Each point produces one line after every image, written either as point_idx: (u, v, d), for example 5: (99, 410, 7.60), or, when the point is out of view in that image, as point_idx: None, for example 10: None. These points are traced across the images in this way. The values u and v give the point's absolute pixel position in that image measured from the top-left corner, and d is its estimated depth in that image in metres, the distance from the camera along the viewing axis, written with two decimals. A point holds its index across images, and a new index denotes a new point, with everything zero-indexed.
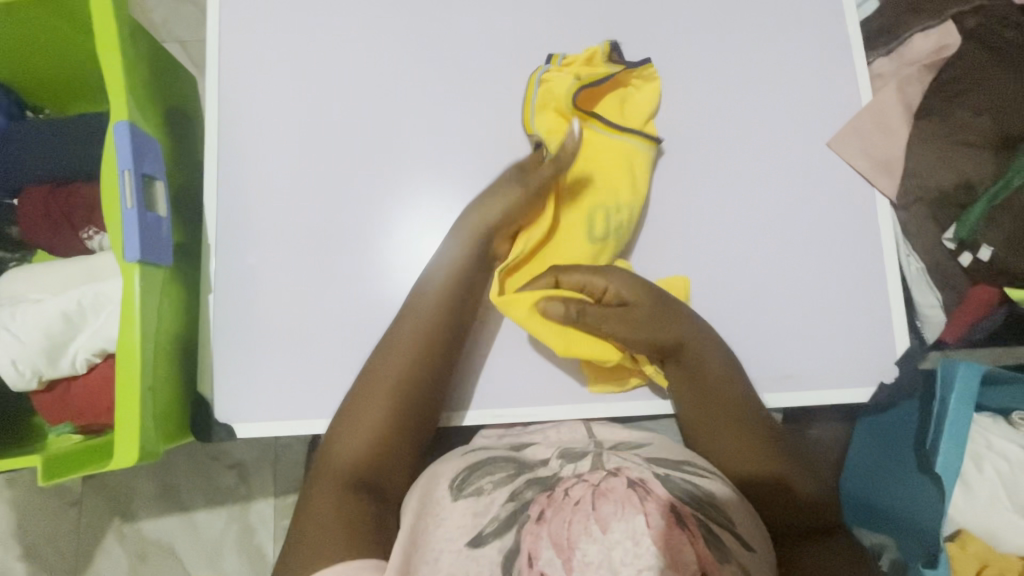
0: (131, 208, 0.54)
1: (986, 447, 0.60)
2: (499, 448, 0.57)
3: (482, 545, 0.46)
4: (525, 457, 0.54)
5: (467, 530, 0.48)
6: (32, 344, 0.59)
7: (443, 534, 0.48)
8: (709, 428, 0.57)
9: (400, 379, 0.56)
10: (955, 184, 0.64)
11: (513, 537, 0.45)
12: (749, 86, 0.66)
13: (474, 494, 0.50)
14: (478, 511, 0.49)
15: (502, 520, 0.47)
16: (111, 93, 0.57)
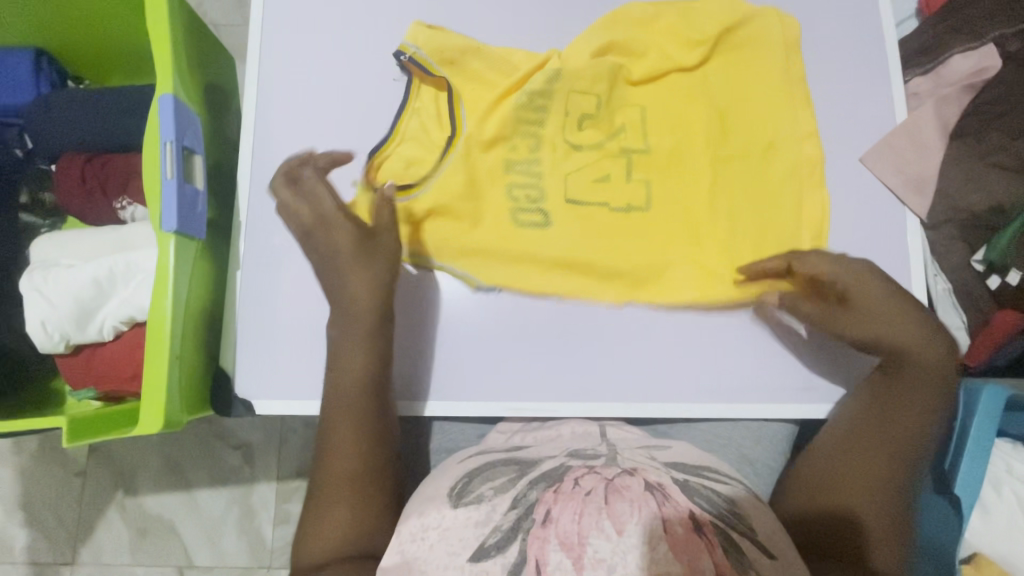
0: (171, 179, 0.55)
1: (1005, 471, 0.60)
2: (495, 450, 0.56)
3: (485, 558, 0.44)
4: (524, 457, 0.54)
5: (470, 544, 0.45)
6: (63, 308, 0.59)
7: (447, 548, 0.45)
8: (859, 460, 0.53)
9: (347, 441, 0.54)
10: (988, 207, 0.64)
11: (518, 549, 0.43)
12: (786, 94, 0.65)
13: (475, 502, 0.48)
14: (479, 519, 0.46)
15: (505, 531, 0.45)
16: (157, 67, 0.58)
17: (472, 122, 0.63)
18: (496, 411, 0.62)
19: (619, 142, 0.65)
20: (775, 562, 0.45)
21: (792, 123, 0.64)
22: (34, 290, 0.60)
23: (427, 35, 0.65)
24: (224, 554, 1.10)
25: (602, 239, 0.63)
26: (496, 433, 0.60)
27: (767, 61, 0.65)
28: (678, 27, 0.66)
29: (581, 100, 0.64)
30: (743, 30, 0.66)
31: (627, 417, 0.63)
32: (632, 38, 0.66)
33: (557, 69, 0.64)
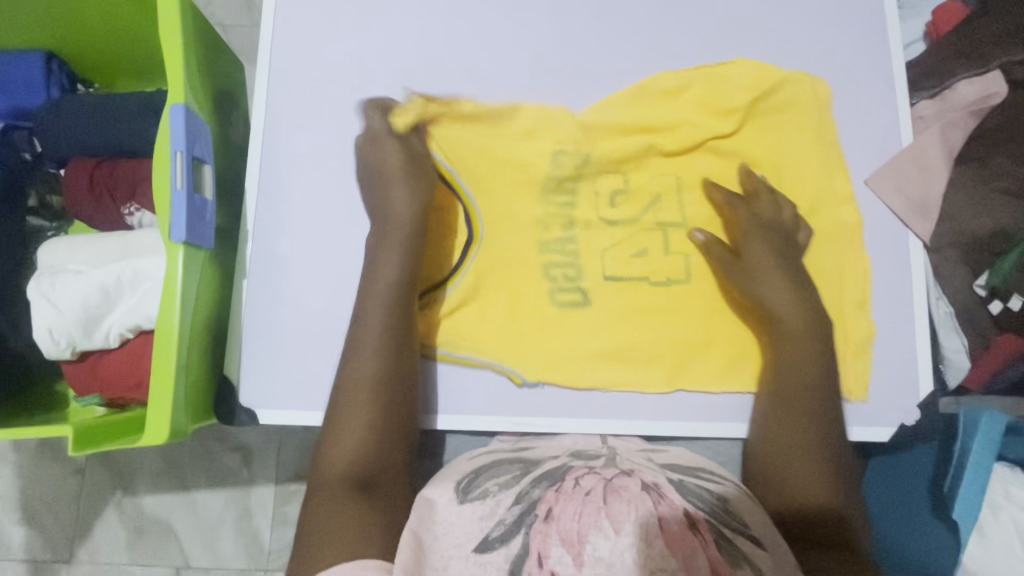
0: (180, 189, 0.55)
1: (1004, 497, 0.60)
2: (501, 452, 0.57)
3: (490, 550, 0.44)
4: (528, 457, 0.55)
5: (474, 535, 0.45)
6: (71, 315, 0.59)
7: (451, 540, 0.46)
8: (786, 455, 0.56)
9: (374, 376, 0.55)
10: (990, 231, 0.64)
11: (521, 541, 0.44)
12: (807, 170, 0.66)
13: (480, 497, 0.49)
14: (485, 513, 0.47)
15: (509, 524, 0.45)
16: (169, 77, 0.58)
17: (500, 206, 0.65)
18: (499, 425, 0.63)
19: (651, 219, 0.66)
20: (771, 555, 0.45)
21: (831, 192, 0.65)
22: (41, 296, 0.60)
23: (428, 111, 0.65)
24: (221, 555, 1.11)
25: (642, 316, 0.64)
26: (498, 442, 0.62)
27: (801, 123, 0.66)
28: (708, 93, 0.66)
29: (609, 181, 0.66)
30: (779, 90, 0.66)
31: (628, 433, 0.64)
32: (649, 114, 0.66)
33: (586, 156, 0.65)
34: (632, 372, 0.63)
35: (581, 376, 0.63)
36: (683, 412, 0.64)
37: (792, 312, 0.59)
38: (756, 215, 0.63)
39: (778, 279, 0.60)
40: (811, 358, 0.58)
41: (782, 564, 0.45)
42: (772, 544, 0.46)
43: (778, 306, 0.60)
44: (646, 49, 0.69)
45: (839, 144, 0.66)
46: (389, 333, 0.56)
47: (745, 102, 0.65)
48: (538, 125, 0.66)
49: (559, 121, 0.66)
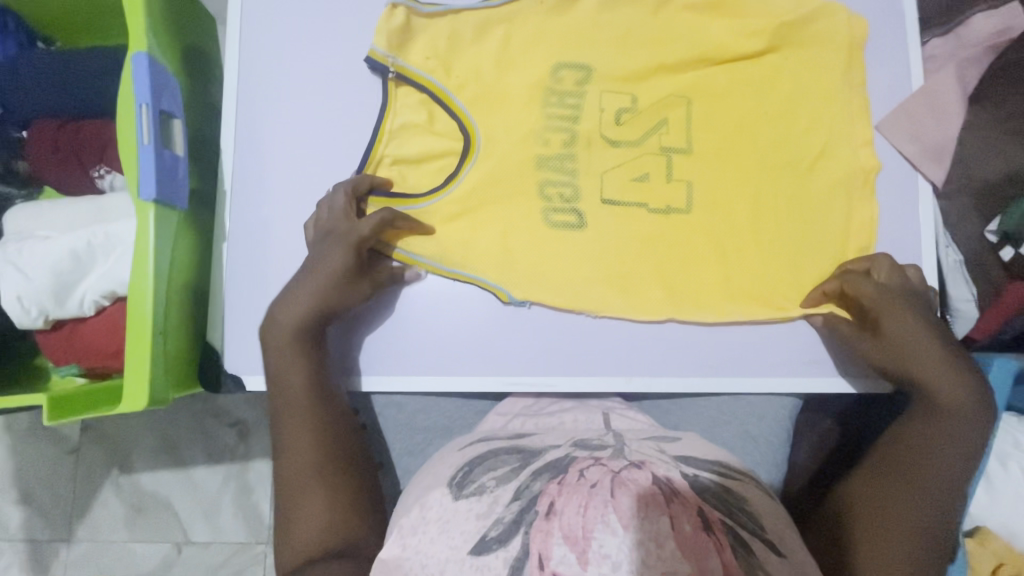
0: (148, 145, 0.51)
1: (1012, 445, 0.59)
2: (498, 439, 0.54)
3: (487, 552, 0.42)
4: (527, 447, 0.52)
5: (471, 536, 0.44)
6: (40, 281, 0.56)
7: (447, 542, 0.44)
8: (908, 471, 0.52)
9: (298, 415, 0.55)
10: (1003, 175, 0.61)
11: (520, 541, 0.42)
12: (820, 95, 0.62)
13: (476, 493, 0.47)
14: (480, 512, 0.45)
15: (507, 523, 0.43)
16: (129, 25, 0.54)
17: (498, 118, 0.62)
18: (498, 386, 0.62)
19: (654, 137, 0.62)
20: (788, 562, 0.43)
21: (847, 135, 0.62)
22: (9, 263, 0.57)
23: (424, 23, 0.62)
24: (221, 530, 1.10)
25: (638, 247, 0.62)
26: (496, 416, 0.60)
27: (824, 61, 0.62)
28: (738, 11, 0.62)
29: (615, 97, 0.63)
30: (808, 23, 0.62)
31: (629, 392, 0.62)
32: (662, 28, 0.63)
33: (592, 64, 0.62)
34: (627, 297, 0.61)
35: (575, 300, 0.61)
36: (670, 341, 0.62)
37: (962, 394, 0.52)
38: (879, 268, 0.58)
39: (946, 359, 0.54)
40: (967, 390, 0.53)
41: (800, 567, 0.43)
42: (790, 552, 0.44)
43: (947, 389, 0.53)
44: None
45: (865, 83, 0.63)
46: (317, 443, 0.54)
47: (764, 20, 0.62)
48: (549, 27, 0.63)
49: (571, 28, 0.63)
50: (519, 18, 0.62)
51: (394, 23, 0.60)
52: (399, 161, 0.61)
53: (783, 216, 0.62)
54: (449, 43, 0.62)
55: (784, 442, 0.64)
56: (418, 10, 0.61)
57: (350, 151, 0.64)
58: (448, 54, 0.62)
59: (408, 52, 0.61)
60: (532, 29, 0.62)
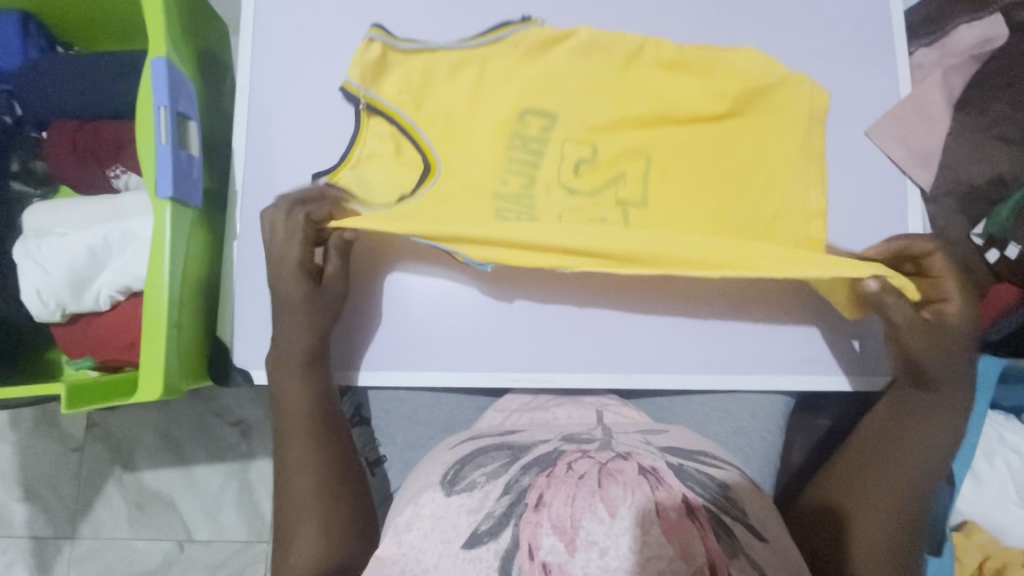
0: (165, 145, 0.54)
1: (998, 441, 0.61)
2: (487, 437, 0.56)
3: (479, 545, 0.44)
4: (516, 442, 0.54)
5: (463, 531, 0.45)
6: (58, 275, 0.59)
7: (440, 537, 0.46)
8: (894, 470, 0.56)
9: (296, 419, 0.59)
10: (987, 179, 0.64)
11: (511, 534, 0.44)
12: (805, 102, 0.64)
13: (467, 489, 0.49)
14: (472, 508, 0.47)
15: (498, 517, 0.45)
16: (149, 31, 0.56)
17: (462, 157, 0.61)
18: (498, 382, 0.63)
19: (609, 186, 0.61)
20: (770, 545, 0.45)
21: (801, 202, 0.61)
22: (29, 258, 0.59)
23: (400, 58, 0.60)
24: (223, 528, 1.11)
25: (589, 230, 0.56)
26: (493, 414, 0.62)
27: (785, 130, 0.61)
28: (710, 74, 0.60)
29: (577, 148, 0.61)
30: (781, 91, 0.60)
31: (626, 390, 0.64)
32: (633, 76, 0.61)
33: (556, 112, 0.61)
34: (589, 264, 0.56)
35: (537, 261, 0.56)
36: (666, 339, 0.64)
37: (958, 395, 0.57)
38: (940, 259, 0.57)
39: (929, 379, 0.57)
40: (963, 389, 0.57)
41: (782, 551, 0.46)
42: (773, 539, 0.46)
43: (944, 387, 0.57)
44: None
45: (853, 91, 0.65)
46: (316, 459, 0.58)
47: (737, 81, 0.60)
48: (520, 69, 0.61)
49: (545, 69, 0.61)
50: (493, 60, 0.61)
51: (369, 56, 0.59)
52: (353, 191, 0.61)
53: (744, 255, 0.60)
54: (419, 79, 0.60)
55: (775, 439, 0.66)
56: (395, 45, 0.60)
57: None
58: (420, 89, 0.61)
59: (378, 88, 0.60)
60: (504, 70, 0.61)
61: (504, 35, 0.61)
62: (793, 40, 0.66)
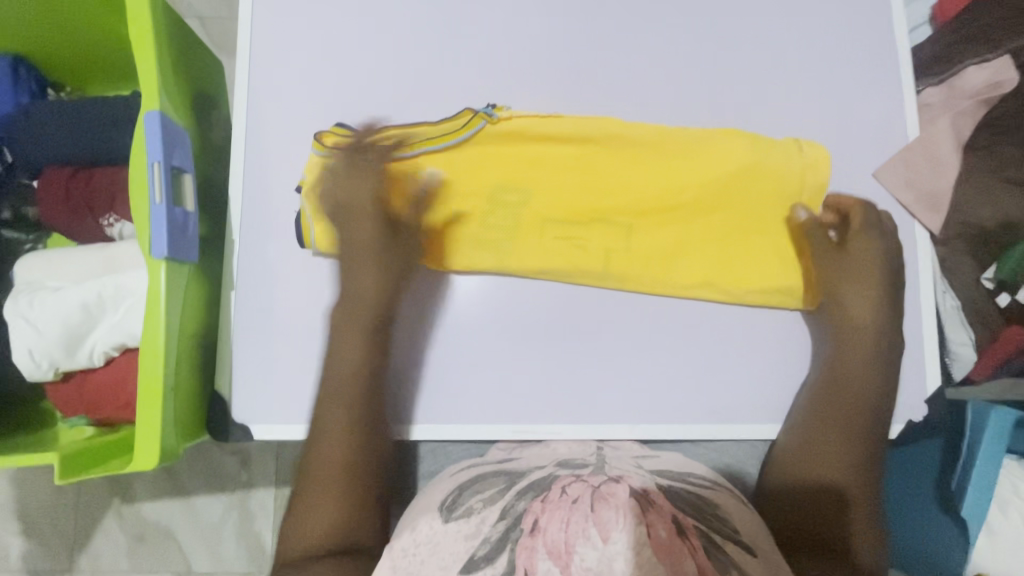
0: (159, 203, 0.52)
1: (1013, 492, 0.59)
2: (484, 465, 0.57)
3: (476, 570, 0.42)
4: (512, 469, 0.55)
5: (460, 556, 0.44)
6: (51, 335, 0.57)
7: (438, 562, 0.44)
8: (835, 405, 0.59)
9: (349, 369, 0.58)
10: (996, 222, 0.63)
11: (507, 558, 0.42)
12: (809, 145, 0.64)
13: (465, 515, 0.48)
14: (469, 532, 0.46)
15: (495, 542, 0.44)
16: (141, 82, 0.55)
17: (443, 234, 0.62)
18: (500, 432, 0.62)
19: (569, 263, 0.62)
20: (761, 560, 0.44)
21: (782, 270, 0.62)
22: (20, 316, 0.58)
23: (359, 144, 0.62)
24: (224, 560, 1.10)
25: (577, 214, 0.62)
26: (496, 450, 0.61)
27: (744, 197, 0.62)
28: (667, 146, 0.63)
29: (556, 225, 0.62)
30: (758, 180, 0.62)
31: (633, 438, 0.63)
32: (587, 158, 0.63)
33: (528, 194, 0.62)
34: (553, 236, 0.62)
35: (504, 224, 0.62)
36: (674, 386, 0.63)
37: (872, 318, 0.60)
38: (874, 219, 0.62)
39: (863, 338, 0.60)
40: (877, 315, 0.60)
41: (773, 567, 0.45)
42: (762, 552, 0.46)
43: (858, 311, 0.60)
44: (640, 38, 0.66)
45: (861, 132, 0.64)
46: (355, 425, 0.56)
47: (704, 159, 0.62)
48: (490, 155, 0.62)
49: (507, 154, 0.62)
50: (463, 150, 0.62)
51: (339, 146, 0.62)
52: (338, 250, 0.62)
53: (732, 284, 0.62)
54: (386, 162, 0.62)
55: None
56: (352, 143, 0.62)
57: None
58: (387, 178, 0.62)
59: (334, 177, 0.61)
60: (474, 159, 0.62)
61: (468, 124, 0.62)
62: (799, 81, 0.65)
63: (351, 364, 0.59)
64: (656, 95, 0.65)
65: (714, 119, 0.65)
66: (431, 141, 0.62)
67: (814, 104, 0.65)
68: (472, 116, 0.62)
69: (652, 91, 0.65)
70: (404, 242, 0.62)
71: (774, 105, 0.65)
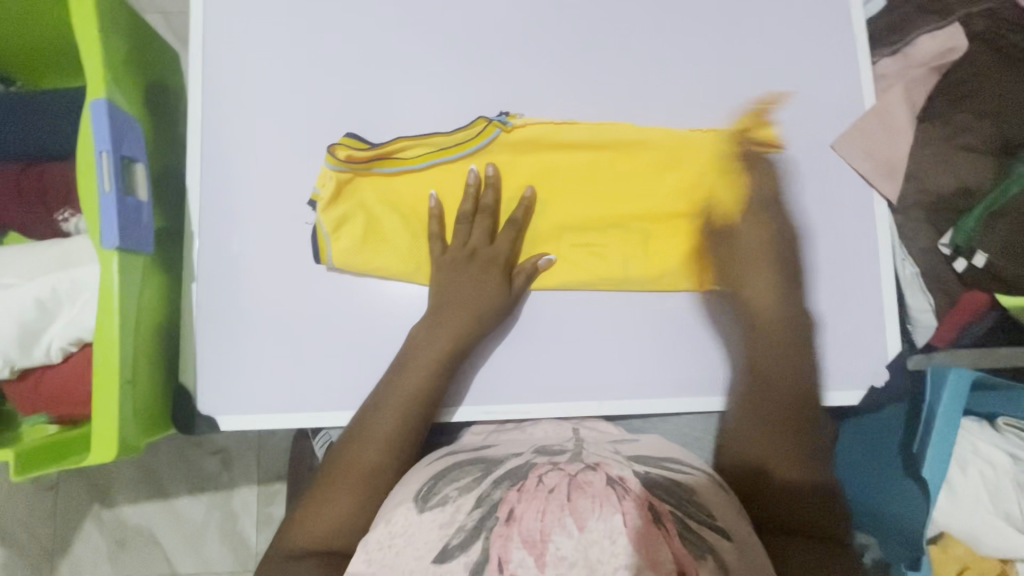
0: (109, 191, 0.51)
1: (972, 452, 0.61)
2: (461, 454, 0.56)
3: (449, 559, 0.43)
4: (488, 457, 0.54)
5: (434, 545, 0.44)
6: (4, 332, 0.56)
7: (412, 553, 0.45)
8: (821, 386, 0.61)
9: (411, 391, 0.58)
10: (954, 188, 0.65)
11: (481, 546, 0.43)
12: (768, 118, 0.65)
13: (439, 504, 0.48)
14: (444, 521, 0.46)
15: (469, 531, 0.44)
16: (87, 70, 0.53)
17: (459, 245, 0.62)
18: (471, 415, 0.62)
19: (588, 269, 0.63)
20: (736, 545, 0.45)
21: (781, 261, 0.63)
22: None
23: (370, 158, 0.61)
24: (209, 560, 1.09)
25: (595, 223, 0.63)
26: (471, 435, 0.62)
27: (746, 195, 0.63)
28: (683, 150, 0.63)
29: (574, 234, 0.63)
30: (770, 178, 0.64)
31: (603, 415, 0.63)
32: (601, 165, 0.63)
33: (548, 205, 0.63)
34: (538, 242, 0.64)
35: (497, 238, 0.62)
36: (643, 363, 0.63)
37: (859, 290, 0.63)
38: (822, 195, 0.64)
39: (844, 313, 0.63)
40: (856, 286, 0.63)
41: (749, 552, 0.45)
42: (737, 535, 0.46)
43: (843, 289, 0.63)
44: (600, 15, 0.66)
45: (819, 104, 0.65)
46: (400, 440, 0.57)
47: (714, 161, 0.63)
48: (509, 168, 0.63)
49: (521, 162, 0.63)
50: (480, 162, 0.63)
51: (352, 160, 0.61)
52: (360, 268, 0.62)
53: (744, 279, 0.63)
54: (401, 176, 0.63)
55: None
56: (360, 157, 0.61)
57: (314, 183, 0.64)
58: (398, 191, 0.63)
59: (350, 192, 0.61)
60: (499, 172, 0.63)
61: (482, 134, 0.62)
62: (756, 53, 0.65)
63: (414, 387, 0.58)
64: (616, 74, 0.65)
65: (675, 94, 0.65)
66: (447, 151, 0.62)
67: (771, 77, 0.65)
68: (485, 125, 0.62)
69: (611, 69, 0.65)
70: (467, 296, 0.60)
71: (732, 79, 0.65)
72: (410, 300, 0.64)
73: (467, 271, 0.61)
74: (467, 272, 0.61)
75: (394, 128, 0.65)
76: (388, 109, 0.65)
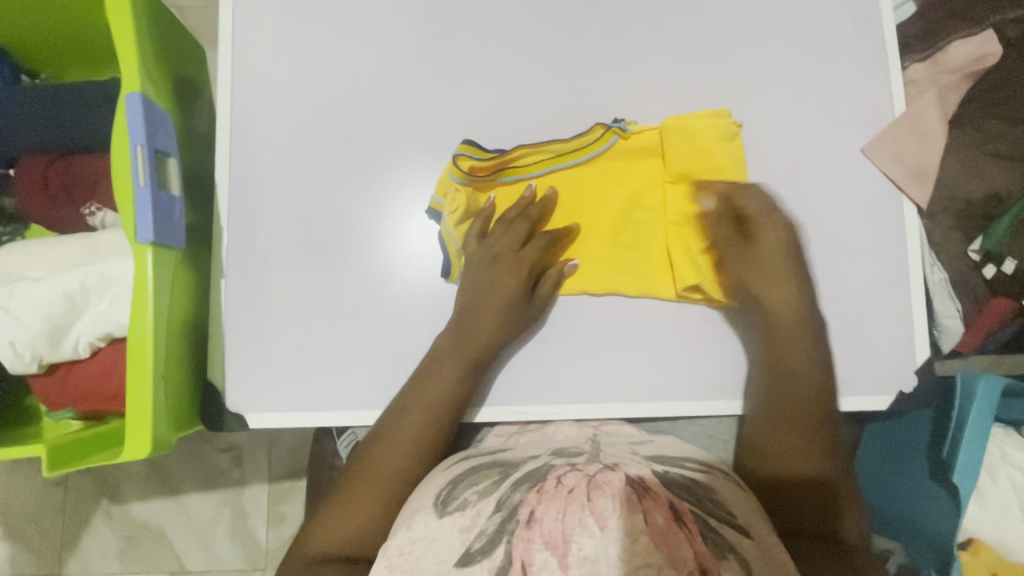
0: (143, 185, 0.50)
1: (1001, 458, 0.62)
2: (479, 457, 0.56)
3: (472, 562, 0.42)
4: (506, 460, 0.54)
5: (456, 550, 0.44)
6: (33, 326, 0.55)
7: (433, 557, 0.44)
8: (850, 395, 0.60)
9: (447, 390, 0.58)
10: (984, 195, 0.65)
11: (504, 550, 0.42)
12: (798, 123, 0.64)
13: (460, 508, 0.47)
14: (465, 525, 0.45)
15: (490, 534, 0.44)
16: (122, 65, 0.53)
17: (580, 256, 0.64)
18: (498, 416, 0.62)
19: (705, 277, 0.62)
20: (757, 542, 0.43)
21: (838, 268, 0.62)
22: None
23: (484, 166, 0.62)
24: (218, 557, 1.08)
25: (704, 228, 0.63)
26: (493, 437, 0.63)
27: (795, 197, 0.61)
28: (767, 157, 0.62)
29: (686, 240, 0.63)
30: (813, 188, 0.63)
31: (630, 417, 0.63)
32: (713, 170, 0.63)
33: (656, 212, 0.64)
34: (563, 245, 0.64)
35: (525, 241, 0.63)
36: (672, 366, 0.62)
37: (887, 295, 0.63)
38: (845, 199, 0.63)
39: (874, 317, 0.62)
40: (886, 291, 0.63)
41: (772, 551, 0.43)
42: (759, 534, 0.44)
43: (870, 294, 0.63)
44: (632, 15, 0.66)
45: (850, 109, 0.64)
46: (427, 440, 0.58)
47: None
48: (622, 176, 0.65)
49: (632, 170, 0.65)
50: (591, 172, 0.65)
51: (472, 170, 0.62)
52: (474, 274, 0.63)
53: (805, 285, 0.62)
54: (519, 183, 0.65)
55: None
56: (481, 166, 0.62)
57: (342, 180, 0.64)
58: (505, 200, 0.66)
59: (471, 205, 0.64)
60: (606, 182, 0.65)
61: (593, 143, 0.63)
62: (787, 58, 0.65)
63: (445, 386, 0.58)
64: (649, 75, 0.65)
65: (706, 96, 0.65)
66: (565, 158, 0.64)
67: (802, 81, 0.65)
68: (604, 132, 0.62)
69: (642, 70, 0.65)
70: (495, 296, 0.61)
71: (763, 82, 0.65)
72: (437, 299, 0.63)
73: (494, 271, 0.62)
74: (495, 271, 0.63)
75: (423, 126, 0.65)
76: (417, 107, 0.65)
